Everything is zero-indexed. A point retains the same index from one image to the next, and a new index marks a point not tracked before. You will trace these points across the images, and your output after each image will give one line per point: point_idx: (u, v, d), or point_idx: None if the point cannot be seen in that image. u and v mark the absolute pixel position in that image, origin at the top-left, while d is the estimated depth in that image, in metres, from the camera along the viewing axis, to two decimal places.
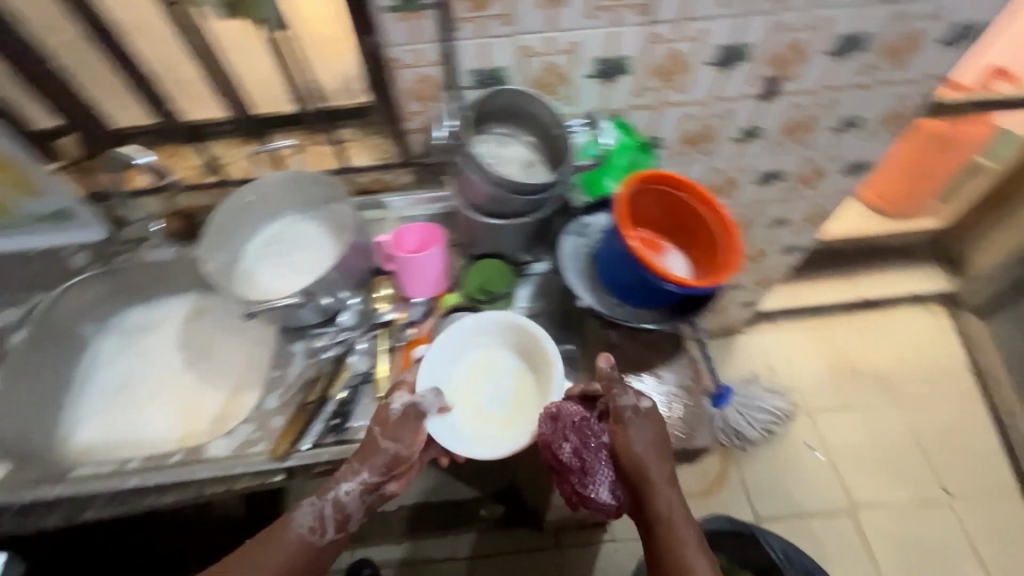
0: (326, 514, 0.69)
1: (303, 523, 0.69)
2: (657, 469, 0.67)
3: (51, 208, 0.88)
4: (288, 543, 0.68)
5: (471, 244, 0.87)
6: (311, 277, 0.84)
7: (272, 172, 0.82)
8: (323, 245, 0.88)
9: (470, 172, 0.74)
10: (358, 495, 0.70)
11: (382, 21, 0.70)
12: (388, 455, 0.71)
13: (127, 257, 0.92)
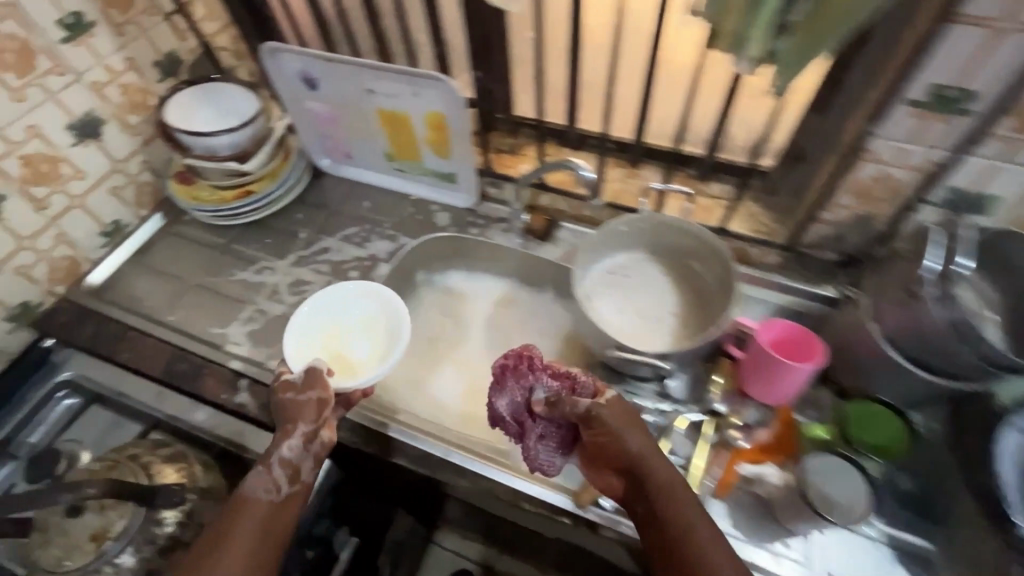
0: (279, 471, 0.69)
1: (266, 488, 0.68)
2: (636, 435, 0.68)
3: (448, 170, 1.01)
4: (256, 511, 0.67)
5: (842, 369, 0.77)
6: (652, 325, 0.86)
7: (657, 215, 0.87)
8: (679, 302, 0.87)
9: (932, 308, 0.63)
10: (302, 450, 0.71)
11: (894, 113, 0.66)
12: (291, 399, 0.74)
13: (476, 231, 1.03)
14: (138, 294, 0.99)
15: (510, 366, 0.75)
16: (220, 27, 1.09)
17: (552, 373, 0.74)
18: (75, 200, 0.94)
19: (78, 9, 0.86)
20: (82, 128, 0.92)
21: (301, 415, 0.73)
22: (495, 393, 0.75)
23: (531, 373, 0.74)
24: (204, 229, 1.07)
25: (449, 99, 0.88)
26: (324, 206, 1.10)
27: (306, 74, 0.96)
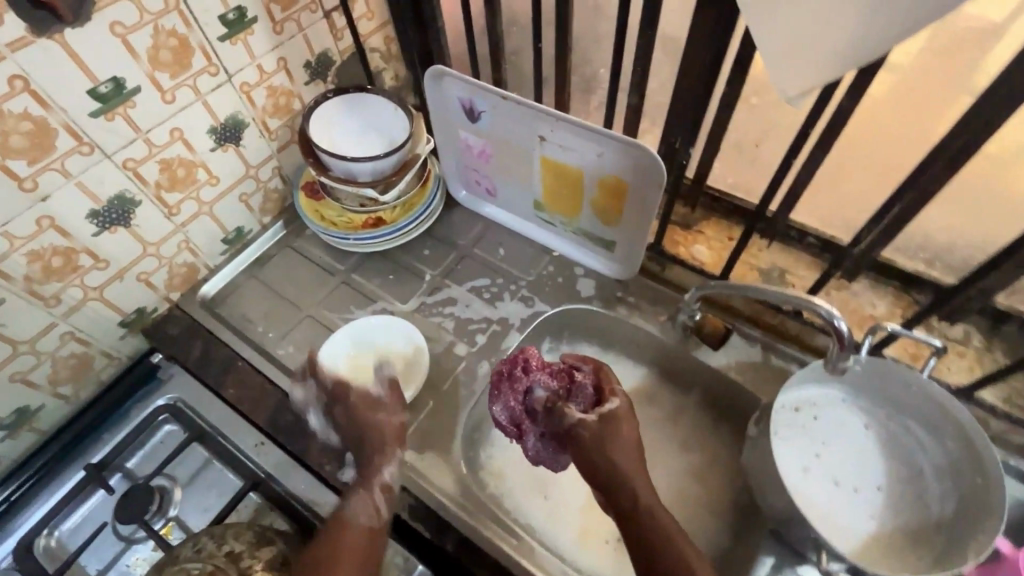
0: (373, 394, 0.78)
1: (384, 444, 0.74)
2: (621, 442, 0.70)
3: (608, 236, 0.86)
4: (372, 426, 0.75)
5: None
6: (853, 498, 0.68)
7: (886, 361, 0.67)
8: (884, 474, 0.70)
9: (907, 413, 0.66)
10: (382, 391, 0.79)
11: None
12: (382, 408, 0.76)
13: (627, 310, 0.87)
14: (250, 314, 0.91)
15: (505, 378, 0.74)
16: (375, 27, 0.97)
17: (549, 372, 0.74)
18: (203, 207, 0.87)
19: (242, 4, 0.76)
20: (224, 133, 0.83)
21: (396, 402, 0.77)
22: (491, 398, 0.76)
23: (526, 376, 0.73)
24: (325, 249, 0.98)
25: (639, 168, 0.73)
26: (456, 242, 0.98)
27: (470, 104, 0.83)
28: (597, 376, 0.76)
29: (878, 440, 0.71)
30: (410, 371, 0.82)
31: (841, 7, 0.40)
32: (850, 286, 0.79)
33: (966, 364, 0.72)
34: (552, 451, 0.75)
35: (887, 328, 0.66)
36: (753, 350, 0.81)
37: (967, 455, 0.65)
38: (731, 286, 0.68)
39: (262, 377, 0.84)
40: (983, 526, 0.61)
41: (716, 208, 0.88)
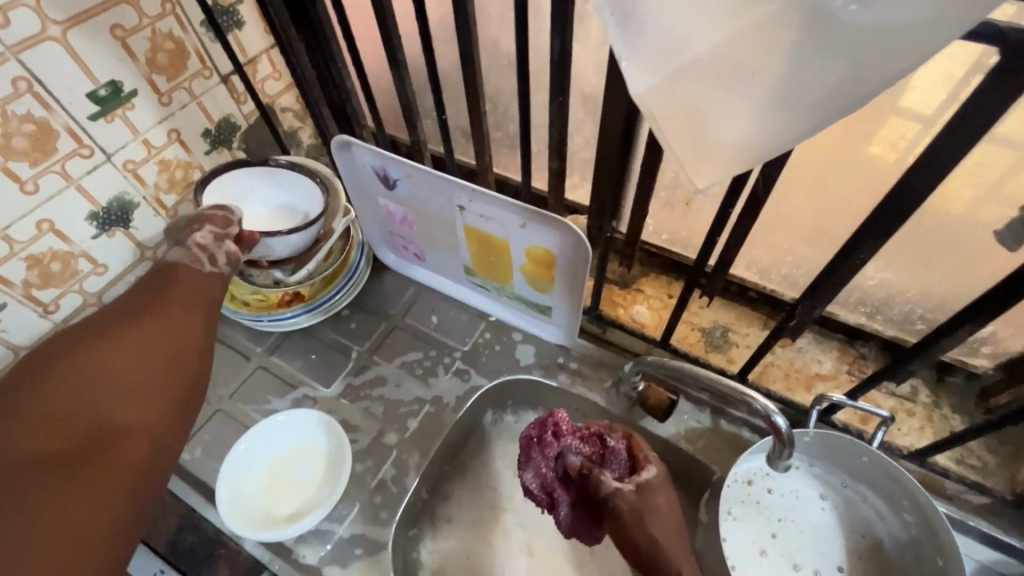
0: (188, 253, 0.68)
1: (189, 257, 0.68)
2: (654, 523, 0.58)
3: (544, 302, 0.80)
4: (187, 281, 0.67)
5: None
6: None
7: (837, 435, 0.63)
8: (842, 552, 0.66)
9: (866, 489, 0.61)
10: (215, 239, 0.70)
11: None
12: (204, 276, 0.68)
13: (570, 379, 0.81)
14: None
15: (535, 447, 0.64)
16: (284, 87, 0.90)
17: (581, 436, 0.63)
18: (90, 299, 0.77)
19: (115, 78, 0.68)
20: (108, 217, 0.75)
21: (186, 275, 0.67)
22: (520, 466, 0.65)
23: (557, 441, 0.63)
24: (240, 329, 0.89)
25: (564, 242, 0.68)
26: (384, 314, 0.90)
27: (383, 172, 0.76)
28: (629, 442, 0.64)
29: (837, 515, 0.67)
30: (316, 452, 0.75)
31: (729, 103, 0.36)
32: (794, 343, 0.75)
33: (917, 423, 0.69)
34: (588, 521, 0.64)
35: (831, 395, 0.63)
36: (703, 417, 0.76)
37: (924, 531, 0.61)
38: (670, 368, 0.64)
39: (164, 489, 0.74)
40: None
41: (654, 265, 0.84)
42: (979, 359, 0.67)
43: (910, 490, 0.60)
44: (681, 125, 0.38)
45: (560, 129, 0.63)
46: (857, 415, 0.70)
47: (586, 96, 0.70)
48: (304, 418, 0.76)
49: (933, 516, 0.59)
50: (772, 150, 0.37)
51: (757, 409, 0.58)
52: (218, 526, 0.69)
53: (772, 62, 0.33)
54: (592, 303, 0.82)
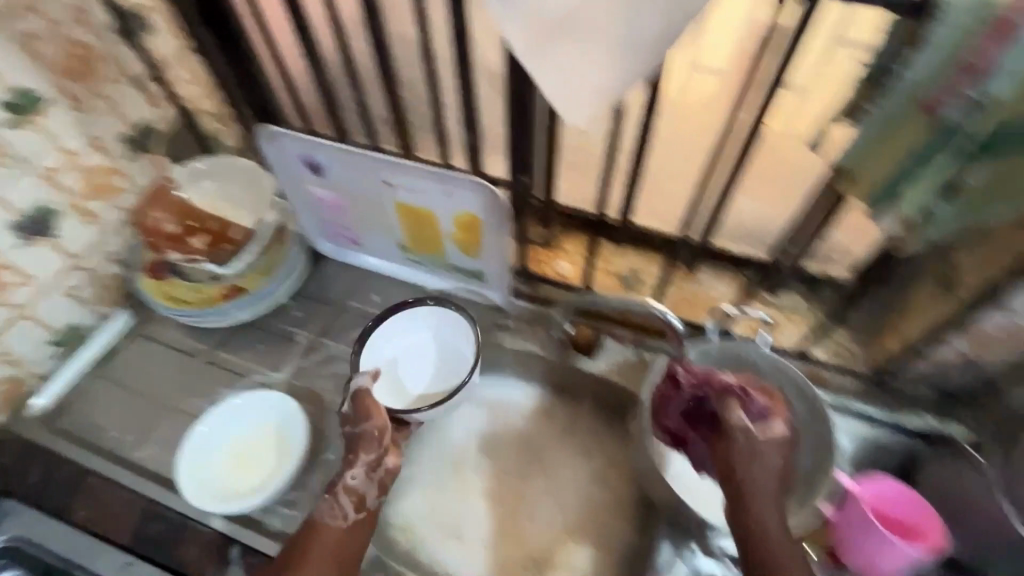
0: (346, 500, 0.70)
1: (333, 515, 0.69)
2: (760, 466, 0.61)
3: (476, 267, 0.87)
4: (330, 536, 0.68)
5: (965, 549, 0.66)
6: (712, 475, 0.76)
7: (730, 343, 0.74)
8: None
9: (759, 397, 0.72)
10: (368, 479, 0.71)
11: None
12: (347, 531, 0.69)
13: (508, 336, 0.89)
14: (99, 420, 0.81)
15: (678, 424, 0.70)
16: None
17: (710, 383, 0.66)
18: (18, 310, 0.77)
19: (23, 85, 0.71)
20: (30, 226, 0.75)
21: (326, 536, 0.68)
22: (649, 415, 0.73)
23: (679, 388, 0.68)
24: (182, 329, 0.90)
25: (485, 203, 0.76)
26: (325, 298, 0.93)
27: (311, 159, 0.81)
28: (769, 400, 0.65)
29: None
30: (270, 432, 0.78)
31: (595, 52, 0.45)
32: (695, 277, 0.87)
33: (798, 328, 0.82)
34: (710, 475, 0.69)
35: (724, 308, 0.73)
36: (628, 350, 0.86)
37: (812, 415, 0.71)
38: (585, 298, 0.74)
39: (118, 487, 0.75)
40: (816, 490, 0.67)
41: (571, 224, 0.93)
42: (839, 270, 0.81)
43: (789, 379, 0.72)
44: (553, 74, 0.46)
45: None
46: (749, 326, 0.83)
47: (491, 74, 0.79)
48: (257, 401, 0.79)
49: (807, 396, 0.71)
50: (621, 87, 0.47)
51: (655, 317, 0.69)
52: (184, 511, 0.73)
53: (604, 14, 0.43)
54: (519, 263, 0.90)
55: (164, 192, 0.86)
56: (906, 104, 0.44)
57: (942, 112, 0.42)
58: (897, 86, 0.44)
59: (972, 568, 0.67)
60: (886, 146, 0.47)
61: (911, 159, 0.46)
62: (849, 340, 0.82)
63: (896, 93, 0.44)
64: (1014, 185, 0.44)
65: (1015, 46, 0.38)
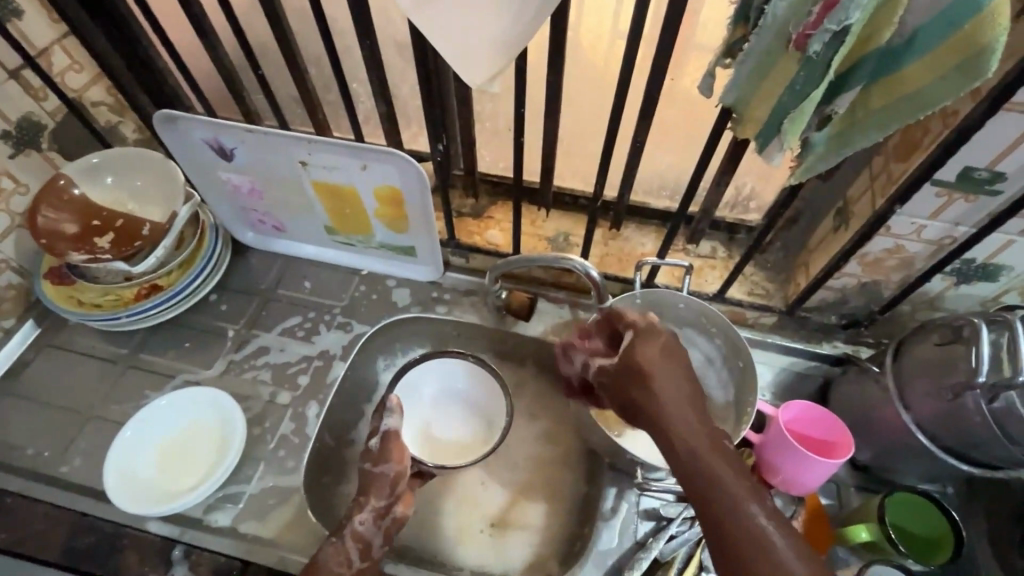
0: (351, 546, 0.67)
1: (338, 562, 0.66)
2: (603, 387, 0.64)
3: (405, 243, 0.86)
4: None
5: (875, 455, 0.72)
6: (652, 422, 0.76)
7: (654, 289, 0.77)
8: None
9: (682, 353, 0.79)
10: (374, 526, 0.69)
11: (917, 192, 0.60)
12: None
13: (445, 309, 0.89)
14: (14, 439, 0.76)
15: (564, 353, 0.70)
16: (90, 80, 0.83)
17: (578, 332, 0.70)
18: None
19: None
20: None
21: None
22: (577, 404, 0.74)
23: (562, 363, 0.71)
24: (99, 336, 0.85)
25: (403, 174, 0.75)
26: (252, 289, 0.90)
27: (217, 143, 0.77)
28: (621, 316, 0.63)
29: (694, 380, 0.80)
30: (208, 428, 0.77)
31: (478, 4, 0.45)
32: (621, 233, 0.90)
33: (718, 272, 0.86)
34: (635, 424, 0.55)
35: (647, 260, 0.76)
36: (563, 310, 0.87)
37: (731, 347, 0.77)
38: (511, 262, 0.75)
39: (43, 505, 0.71)
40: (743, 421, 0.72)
41: (498, 192, 0.94)
42: (751, 214, 0.86)
43: (709, 318, 0.77)
44: (441, 29, 0.47)
45: (375, 71, 0.70)
46: (673, 275, 0.87)
47: (398, 42, 0.77)
48: (191, 399, 0.78)
49: (727, 331, 0.76)
50: (512, 38, 0.47)
51: (578, 271, 0.70)
52: (119, 521, 0.70)
53: None
54: (448, 235, 0.89)
55: (57, 188, 0.80)
56: (776, 40, 0.45)
57: (808, 47, 0.43)
58: (766, 21, 0.44)
59: (881, 471, 0.74)
60: (763, 85, 0.48)
61: (787, 95, 0.47)
62: (766, 280, 0.86)
63: (766, 29, 0.44)
64: (875, 109, 0.48)
65: None
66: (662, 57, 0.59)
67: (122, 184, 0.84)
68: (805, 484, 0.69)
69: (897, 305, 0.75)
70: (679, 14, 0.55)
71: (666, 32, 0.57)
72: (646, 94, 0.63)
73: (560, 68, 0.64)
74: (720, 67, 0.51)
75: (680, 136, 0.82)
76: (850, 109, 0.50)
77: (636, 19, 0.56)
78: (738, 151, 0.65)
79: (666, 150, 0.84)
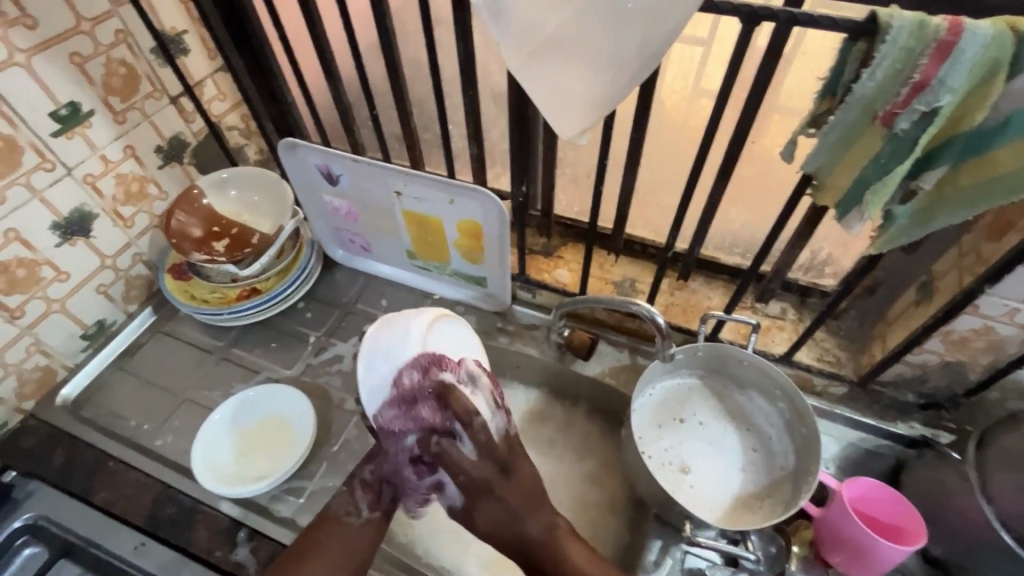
0: (362, 496, 0.71)
1: (349, 510, 0.70)
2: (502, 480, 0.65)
3: (477, 273, 0.91)
4: (337, 528, 0.68)
5: (949, 551, 0.67)
6: (698, 479, 0.75)
7: (718, 343, 0.78)
8: (746, 474, 0.76)
9: (737, 402, 0.81)
10: (381, 480, 0.71)
11: (1011, 275, 0.58)
12: (358, 527, 0.69)
13: (508, 340, 0.92)
14: (121, 410, 0.87)
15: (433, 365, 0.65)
16: (229, 107, 0.98)
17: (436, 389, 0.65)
18: (53, 305, 0.83)
19: (73, 99, 0.77)
20: (69, 227, 0.81)
21: (339, 528, 0.68)
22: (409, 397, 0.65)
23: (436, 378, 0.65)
24: (202, 328, 0.95)
25: (486, 210, 0.81)
26: (336, 300, 0.98)
27: (326, 169, 0.87)
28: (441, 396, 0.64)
29: (743, 446, 0.78)
30: (280, 421, 0.84)
31: (579, 67, 0.51)
32: (688, 285, 0.91)
33: (786, 334, 0.85)
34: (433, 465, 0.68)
35: (715, 314, 0.76)
36: (623, 354, 0.89)
37: (795, 414, 0.76)
38: (582, 300, 0.77)
39: (137, 474, 0.79)
40: (801, 494, 0.69)
41: (570, 234, 0.98)
42: (825, 279, 0.84)
43: (771, 378, 0.76)
44: (543, 89, 0.53)
45: (474, 116, 0.77)
46: (738, 332, 0.87)
47: (495, 93, 0.85)
48: (272, 392, 0.85)
49: (787, 391, 0.75)
50: (608, 100, 0.52)
51: (645, 317, 0.71)
52: (195, 497, 0.77)
53: (591, 33, 0.48)
54: (519, 269, 0.94)
55: (191, 198, 0.92)
56: (861, 116, 0.46)
57: (894, 124, 0.45)
58: (853, 98, 0.46)
59: (957, 570, 0.68)
60: (846, 156, 0.50)
61: (870, 167, 0.49)
62: (838, 347, 0.84)
63: (853, 105, 0.46)
64: (964, 187, 0.48)
65: (953, 63, 0.41)
66: (748, 121, 0.61)
67: (242, 197, 0.96)
68: (871, 560, 0.64)
69: (985, 390, 0.71)
70: (768, 82, 0.57)
71: (750, 100, 0.60)
72: (726, 153, 0.66)
73: (643, 124, 0.67)
74: (803, 136, 0.52)
75: (756, 198, 0.83)
76: (937, 186, 0.50)
77: (724, 86, 0.59)
78: (815, 217, 0.65)
79: (740, 209, 0.84)
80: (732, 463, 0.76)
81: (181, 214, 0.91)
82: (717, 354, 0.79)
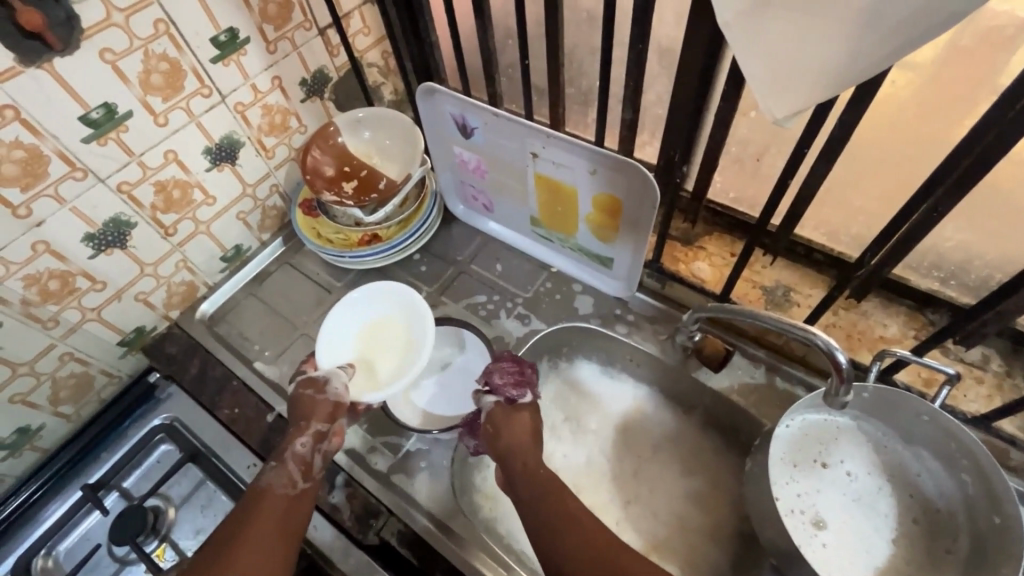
0: (293, 467, 0.68)
1: (282, 483, 0.66)
2: (522, 439, 0.69)
3: (604, 252, 0.82)
4: (275, 504, 0.64)
5: None
6: (835, 539, 0.64)
7: (891, 390, 0.62)
8: (896, 547, 0.63)
9: (900, 458, 0.67)
10: (314, 448, 0.70)
11: None
12: (290, 499, 0.66)
13: (627, 330, 0.83)
14: (248, 332, 0.92)
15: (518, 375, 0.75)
16: (372, 42, 0.94)
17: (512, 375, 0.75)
18: (201, 227, 0.88)
19: (233, 25, 0.76)
20: (219, 153, 0.84)
21: (268, 501, 0.64)
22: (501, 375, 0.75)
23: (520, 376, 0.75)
24: (324, 265, 0.97)
25: (632, 185, 0.71)
26: (451, 257, 0.95)
27: (462, 119, 0.81)
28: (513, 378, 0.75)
29: (896, 512, 0.65)
30: (393, 322, 0.83)
31: (822, 27, 0.38)
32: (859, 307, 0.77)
33: (985, 390, 0.69)
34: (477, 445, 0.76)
35: (895, 351, 0.61)
36: (758, 372, 0.77)
37: (986, 497, 0.59)
38: (730, 310, 0.65)
39: (255, 398, 0.84)
40: None
41: (718, 223, 0.88)
42: None
43: (961, 446, 0.60)
44: (761, 49, 0.41)
45: (638, 76, 0.66)
46: (920, 377, 0.72)
47: (663, 49, 0.72)
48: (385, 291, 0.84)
49: (982, 468, 0.59)
50: (850, 72, 0.39)
51: (820, 348, 0.57)
52: None
53: None
54: (653, 255, 0.84)
55: (327, 135, 0.92)
56: None
57: None
58: None
59: None
60: None
61: None
62: None
63: None
64: None
65: None
66: None
67: (374, 140, 0.94)
68: None
69: None
70: None
71: None
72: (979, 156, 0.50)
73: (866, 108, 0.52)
74: None
75: None
76: None
77: None
78: None
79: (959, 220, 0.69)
80: (881, 528, 0.64)
81: (316, 149, 0.90)
82: (885, 393, 0.63)
